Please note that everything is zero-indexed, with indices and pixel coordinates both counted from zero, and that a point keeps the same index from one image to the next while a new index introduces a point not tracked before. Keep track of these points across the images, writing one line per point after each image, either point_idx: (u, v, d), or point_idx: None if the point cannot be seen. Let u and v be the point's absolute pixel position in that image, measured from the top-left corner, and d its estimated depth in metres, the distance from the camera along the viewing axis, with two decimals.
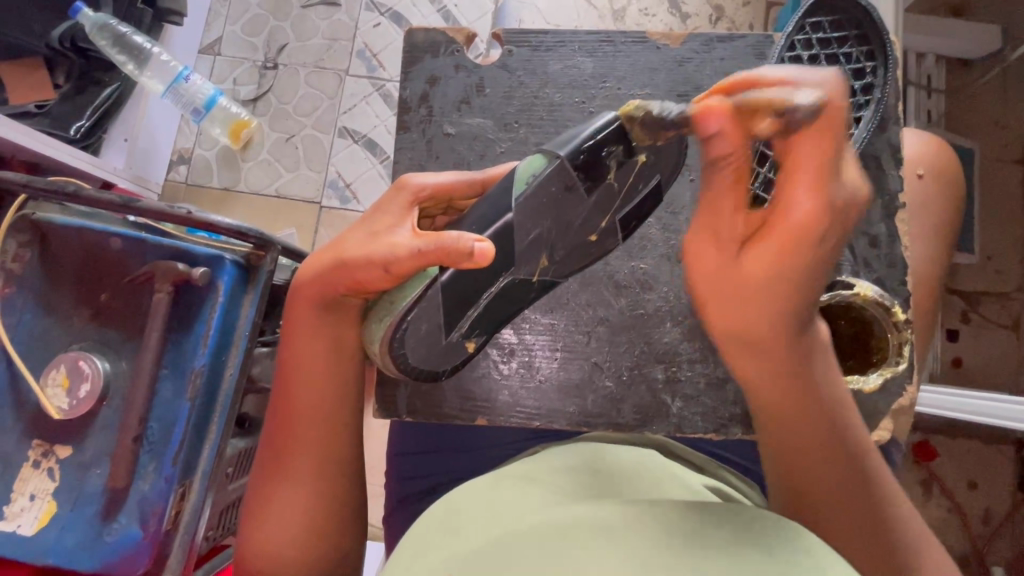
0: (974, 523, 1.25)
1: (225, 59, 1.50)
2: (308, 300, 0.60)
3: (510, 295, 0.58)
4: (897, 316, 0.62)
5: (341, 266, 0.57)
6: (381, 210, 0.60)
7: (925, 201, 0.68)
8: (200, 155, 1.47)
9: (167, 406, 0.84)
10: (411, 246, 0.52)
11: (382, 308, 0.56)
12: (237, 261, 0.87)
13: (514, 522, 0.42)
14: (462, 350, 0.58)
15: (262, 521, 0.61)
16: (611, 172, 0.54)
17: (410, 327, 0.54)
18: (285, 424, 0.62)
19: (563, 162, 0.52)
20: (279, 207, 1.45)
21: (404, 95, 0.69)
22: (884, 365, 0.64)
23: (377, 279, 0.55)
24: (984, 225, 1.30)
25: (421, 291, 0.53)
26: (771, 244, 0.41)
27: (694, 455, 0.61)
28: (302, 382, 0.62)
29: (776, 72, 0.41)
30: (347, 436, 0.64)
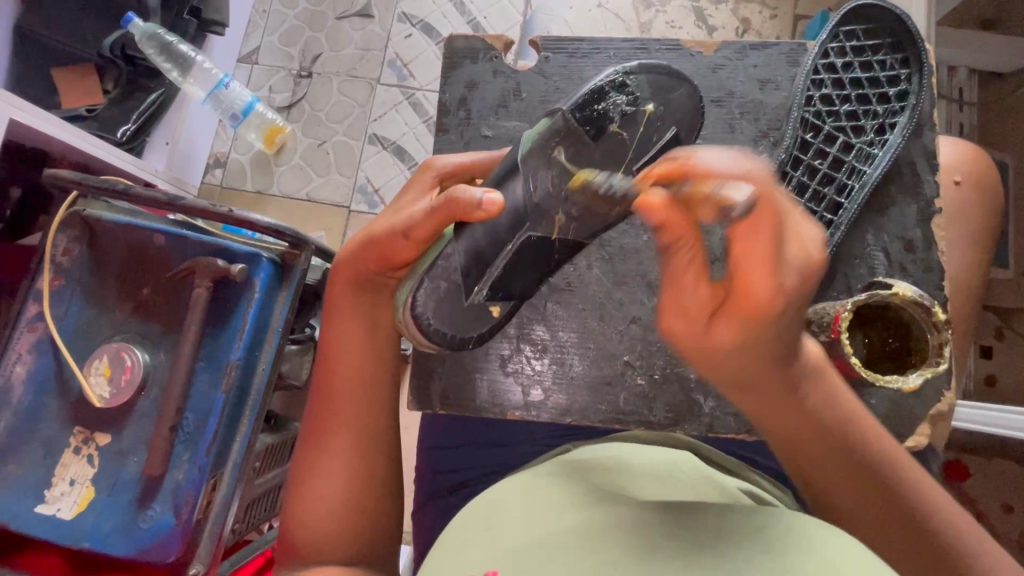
0: (1009, 547, 1.21)
1: (263, 67, 1.56)
2: (344, 280, 0.64)
3: (532, 258, 0.60)
4: (938, 316, 0.59)
5: (370, 240, 0.60)
6: (410, 192, 0.64)
7: (962, 208, 0.67)
8: (236, 159, 1.52)
9: (202, 397, 0.87)
10: (425, 209, 0.55)
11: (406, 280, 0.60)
12: (272, 258, 0.90)
13: (554, 522, 0.42)
14: (487, 316, 0.61)
15: (303, 503, 0.61)
16: (615, 124, 0.56)
17: (427, 288, 0.58)
18: (324, 399, 0.64)
19: (564, 113, 0.55)
20: (310, 210, 1.49)
21: (443, 98, 0.72)
22: (924, 366, 0.61)
23: (398, 246, 0.58)
24: (1019, 240, 1.28)
25: (434, 258, 0.57)
26: (733, 321, 0.43)
27: (725, 458, 0.60)
28: (341, 358, 0.64)
29: (710, 160, 0.39)
30: (385, 412, 0.65)
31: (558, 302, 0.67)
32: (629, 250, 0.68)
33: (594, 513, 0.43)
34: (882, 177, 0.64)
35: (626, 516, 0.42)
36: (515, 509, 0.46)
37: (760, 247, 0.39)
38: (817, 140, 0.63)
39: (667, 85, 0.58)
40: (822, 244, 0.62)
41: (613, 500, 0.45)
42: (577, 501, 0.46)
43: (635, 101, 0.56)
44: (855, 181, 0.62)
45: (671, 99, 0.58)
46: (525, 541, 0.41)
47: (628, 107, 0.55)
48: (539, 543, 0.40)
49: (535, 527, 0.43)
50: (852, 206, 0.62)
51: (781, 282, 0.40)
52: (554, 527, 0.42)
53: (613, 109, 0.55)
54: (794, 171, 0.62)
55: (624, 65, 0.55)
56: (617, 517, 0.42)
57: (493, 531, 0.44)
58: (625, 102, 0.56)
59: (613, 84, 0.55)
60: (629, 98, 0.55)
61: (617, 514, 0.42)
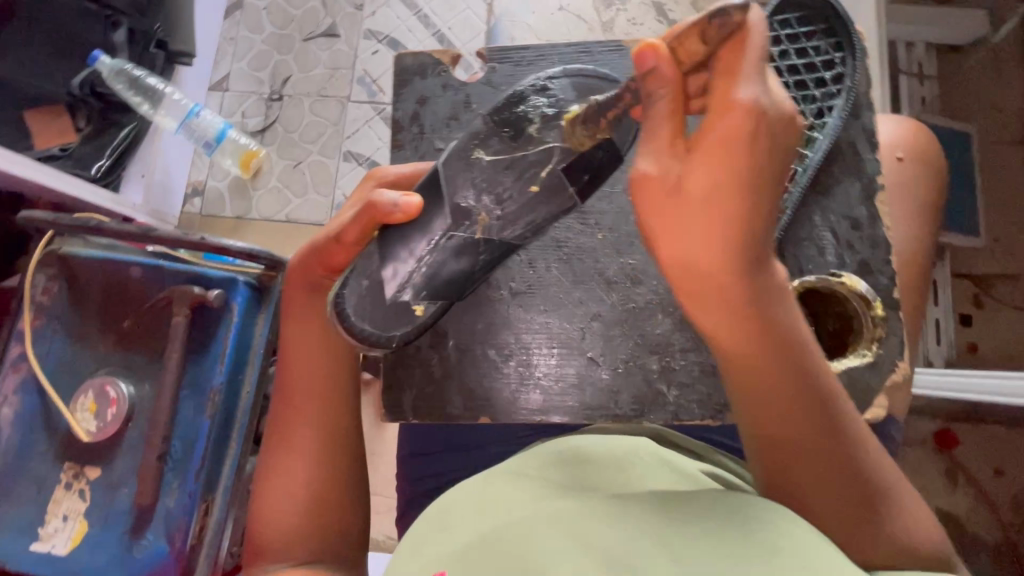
0: (1002, 510, 1.23)
1: (234, 94, 1.57)
2: (298, 285, 0.66)
3: (461, 256, 0.60)
4: (876, 313, 0.63)
5: (315, 246, 0.64)
6: (353, 204, 0.68)
7: (905, 182, 0.70)
8: (213, 187, 1.53)
9: (188, 423, 0.88)
10: (353, 214, 0.59)
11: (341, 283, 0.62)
12: (248, 281, 0.92)
13: (504, 516, 0.46)
14: (410, 314, 0.59)
15: (267, 502, 0.64)
16: (533, 124, 0.56)
17: (351, 287, 0.58)
18: (287, 399, 0.66)
19: (484, 116, 0.57)
20: (290, 231, 1.51)
21: (396, 115, 0.73)
22: (850, 355, 0.64)
23: (334, 250, 0.61)
24: (988, 207, 1.29)
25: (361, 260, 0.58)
26: (703, 162, 0.41)
27: (691, 443, 0.64)
28: (300, 357, 0.66)
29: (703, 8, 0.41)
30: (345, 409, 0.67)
31: (523, 309, 0.69)
32: (586, 249, 0.69)
33: (550, 506, 0.45)
34: (824, 159, 0.65)
35: (580, 508, 0.45)
36: (477, 507, 0.49)
37: (734, 126, 0.40)
38: None
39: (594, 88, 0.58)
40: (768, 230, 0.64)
41: (571, 492, 0.48)
42: (537, 494, 0.48)
43: (555, 102, 0.56)
44: (799, 164, 0.64)
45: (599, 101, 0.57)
46: (481, 535, 0.44)
47: (549, 110, 0.56)
48: (492, 536, 0.44)
49: (492, 522, 0.46)
50: (797, 189, 0.63)
51: (756, 113, 0.40)
52: (507, 519, 0.45)
53: (534, 112, 0.56)
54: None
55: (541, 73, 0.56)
56: (572, 508, 0.45)
57: (454, 525, 0.47)
58: (546, 105, 0.56)
59: (534, 88, 0.56)
60: (547, 100, 0.56)
61: (572, 507, 0.45)
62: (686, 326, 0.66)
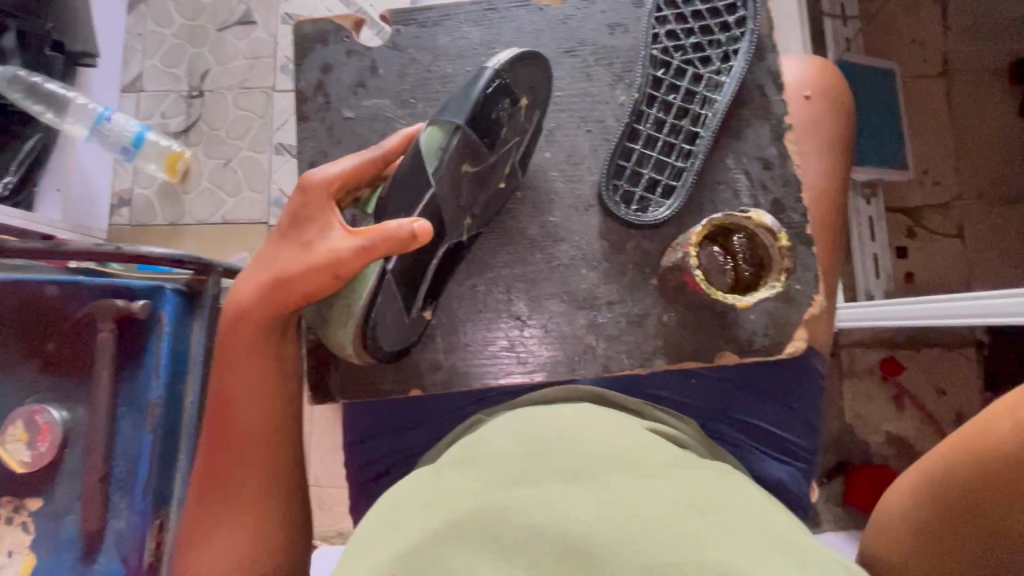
0: (947, 426, 1.31)
1: (149, 94, 1.49)
2: (247, 328, 0.59)
3: (444, 264, 0.64)
4: (785, 243, 0.60)
5: (280, 283, 0.55)
6: (289, 207, 0.56)
7: (815, 119, 0.71)
8: (140, 194, 1.46)
9: (130, 441, 0.85)
10: (354, 247, 0.53)
11: (336, 303, 0.58)
12: (177, 288, 0.88)
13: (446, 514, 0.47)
14: (421, 323, 0.64)
15: (201, 550, 0.62)
16: (505, 126, 0.59)
17: (376, 323, 0.58)
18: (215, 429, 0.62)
19: (462, 131, 0.56)
20: (228, 233, 1.45)
21: (299, 86, 0.70)
22: (760, 288, 0.62)
23: (322, 284, 0.55)
24: (916, 141, 1.33)
25: (375, 286, 0.56)
26: None
27: (629, 400, 0.64)
28: (234, 390, 0.61)
29: None
30: (277, 452, 0.64)
31: (452, 282, 0.68)
32: (508, 212, 0.68)
33: (516, 492, 0.47)
34: (733, 104, 0.66)
35: (546, 495, 0.47)
36: (435, 496, 0.50)
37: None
38: (668, 76, 0.65)
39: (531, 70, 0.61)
40: (683, 175, 0.64)
41: (539, 476, 0.49)
42: (495, 479, 0.50)
43: (514, 100, 0.59)
44: (708, 109, 0.65)
45: (535, 84, 0.62)
46: (446, 525, 0.46)
47: (513, 107, 0.60)
48: (461, 525, 0.45)
49: (457, 509, 0.47)
50: (706, 134, 0.64)
51: None
52: (473, 508, 0.46)
53: (501, 115, 0.59)
54: (648, 109, 0.65)
55: (497, 66, 0.57)
56: (535, 497, 0.47)
57: (415, 514, 0.49)
58: (508, 104, 0.59)
59: (494, 88, 0.58)
60: (510, 100, 0.59)
61: (522, 497, 0.46)
62: (611, 278, 0.66)
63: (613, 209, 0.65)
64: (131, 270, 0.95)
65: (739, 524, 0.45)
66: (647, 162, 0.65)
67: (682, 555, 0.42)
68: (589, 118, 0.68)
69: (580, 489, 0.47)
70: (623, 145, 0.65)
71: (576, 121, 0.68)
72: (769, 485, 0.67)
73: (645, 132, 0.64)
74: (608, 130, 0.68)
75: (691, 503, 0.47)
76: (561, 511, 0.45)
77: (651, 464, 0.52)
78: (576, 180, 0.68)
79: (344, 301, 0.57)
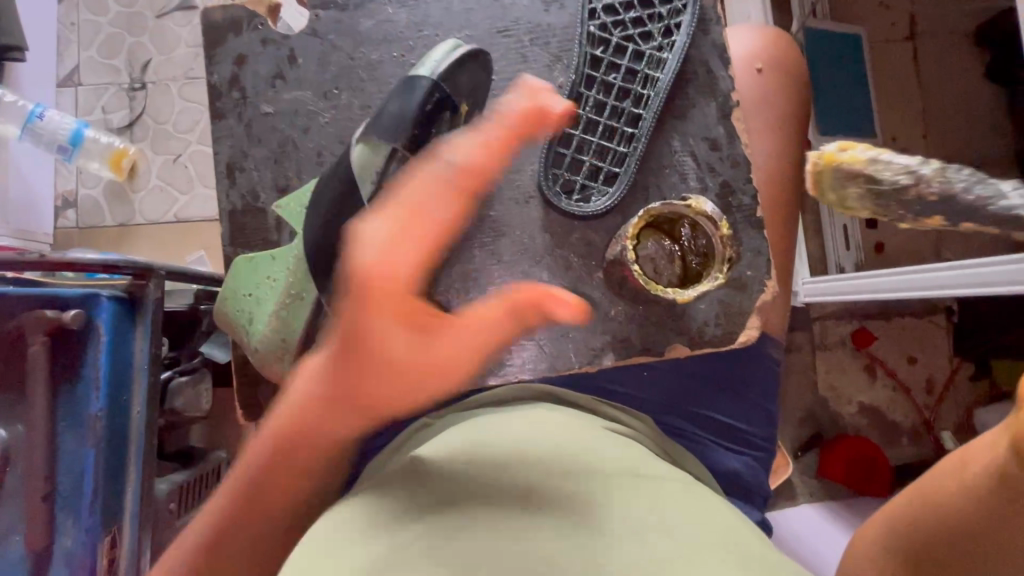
0: (917, 394, 1.31)
1: (88, 88, 1.40)
2: (458, 346, 0.54)
3: None
4: (727, 232, 0.62)
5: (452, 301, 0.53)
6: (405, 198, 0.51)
7: (762, 94, 0.69)
8: (86, 195, 1.38)
9: (72, 457, 0.81)
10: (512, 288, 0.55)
11: (271, 336, 0.60)
12: (114, 295, 0.83)
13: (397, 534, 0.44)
14: None
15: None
16: (445, 138, 0.59)
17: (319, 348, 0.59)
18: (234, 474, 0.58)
19: (402, 151, 0.57)
20: (181, 232, 1.38)
21: (212, 81, 0.68)
22: (703, 280, 0.63)
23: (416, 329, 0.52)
24: (885, 108, 1.29)
25: (308, 317, 0.59)
26: None
27: (579, 397, 0.64)
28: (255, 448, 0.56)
29: None
30: (314, 509, 0.58)
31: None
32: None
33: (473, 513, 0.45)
34: (676, 82, 0.65)
35: (502, 517, 0.45)
36: (381, 514, 0.47)
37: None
38: (608, 54, 0.64)
39: (479, 79, 0.62)
40: (625, 161, 0.64)
41: (497, 488, 0.48)
42: (447, 496, 0.47)
43: (455, 113, 0.59)
44: (650, 90, 0.64)
45: (477, 94, 0.62)
46: (396, 550, 0.42)
47: (454, 121, 0.60)
48: (412, 549, 0.42)
49: (407, 532, 0.44)
50: (649, 115, 0.64)
51: None
52: (424, 531, 0.44)
53: (443, 131, 0.59)
54: (587, 90, 0.64)
55: (436, 80, 0.58)
56: (489, 516, 0.44)
57: (361, 534, 0.45)
58: (449, 118, 0.59)
59: (432, 102, 0.58)
60: (450, 114, 0.59)
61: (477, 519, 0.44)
62: (558, 269, 0.64)
63: (553, 200, 0.64)
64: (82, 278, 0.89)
65: (704, 537, 0.45)
66: (587, 148, 0.64)
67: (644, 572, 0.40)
68: None
69: (538, 508, 0.46)
70: (560, 129, 0.64)
71: None
72: (721, 474, 0.66)
73: (584, 115, 0.64)
74: None
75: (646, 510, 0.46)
76: (518, 532, 0.43)
77: (612, 473, 0.51)
78: (513, 168, 0.65)
79: (278, 334, 0.60)
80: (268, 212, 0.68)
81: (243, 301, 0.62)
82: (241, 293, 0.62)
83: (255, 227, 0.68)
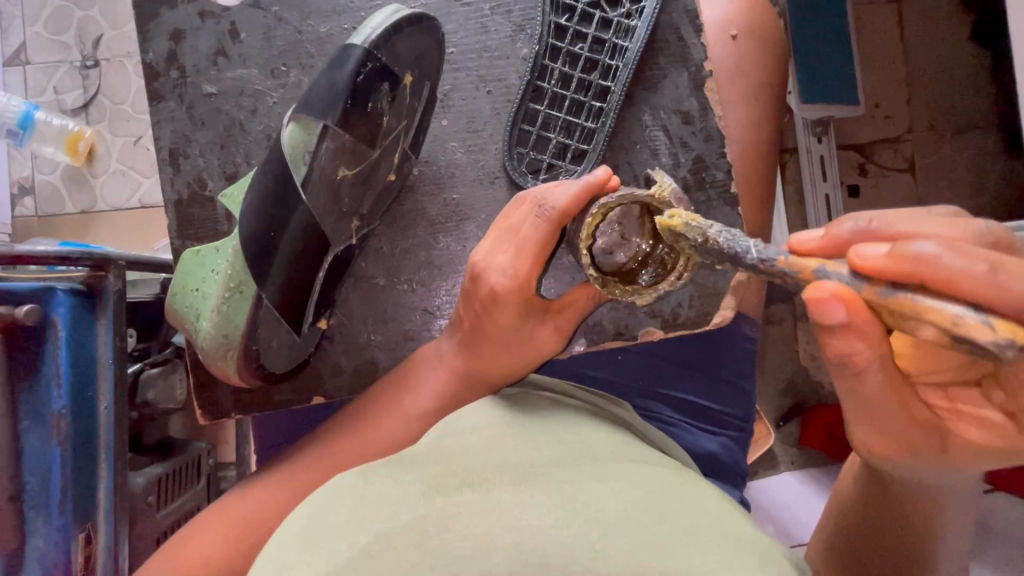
0: None
1: (37, 66, 1.27)
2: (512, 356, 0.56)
3: (338, 270, 0.61)
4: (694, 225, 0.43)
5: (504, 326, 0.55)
6: (525, 230, 0.51)
7: (739, 62, 0.65)
8: (43, 181, 1.27)
9: (38, 456, 0.75)
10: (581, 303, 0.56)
11: (213, 334, 0.56)
12: (72, 288, 0.76)
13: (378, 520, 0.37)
14: (316, 334, 0.63)
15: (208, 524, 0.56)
16: (386, 112, 0.56)
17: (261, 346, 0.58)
18: (295, 466, 0.58)
19: (333, 130, 0.54)
20: (148, 216, 1.27)
21: (148, 59, 0.66)
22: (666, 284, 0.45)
23: (539, 340, 0.56)
24: (867, 74, 1.27)
25: (251, 312, 0.56)
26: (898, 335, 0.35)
27: (556, 384, 0.59)
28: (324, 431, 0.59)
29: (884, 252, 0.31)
30: None
31: (353, 278, 0.65)
32: (407, 191, 0.65)
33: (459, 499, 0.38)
34: (645, 50, 0.64)
35: (492, 501, 0.38)
36: (363, 498, 0.40)
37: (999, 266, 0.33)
38: (572, 22, 0.62)
39: (424, 45, 0.58)
40: (594, 136, 0.63)
41: (482, 475, 0.41)
42: (434, 481, 0.41)
43: (395, 84, 0.56)
44: (619, 60, 0.62)
45: (421, 61, 0.58)
46: (380, 539, 0.36)
47: (395, 93, 0.56)
48: (397, 538, 0.35)
49: (394, 517, 0.37)
50: (618, 88, 0.62)
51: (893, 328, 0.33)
52: (410, 516, 0.37)
53: (382, 105, 0.56)
54: (552, 63, 0.63)
55: (372, 46, 0.53)
56: (477, 499, 0.39)
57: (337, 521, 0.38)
58: (388, 90, 0.56)
59: (367, 73, 0.54)
60: (390, 85, 0.55)
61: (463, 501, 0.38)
62: None
63: (519, 180, 0.64)
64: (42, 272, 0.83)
65: (712, 525, 0.39)
66: (553, 125, 0.64)
67: (648, 559, 0.34)
68: (487, 77, 0.65)
69: (529, 491, 0.39)
70: (526, 106, 0.64)
71: (474, 81, 0.65)
72: (700, 458, 0.65)
73: (549, 89, 0.63)
74: (508, 89, 0.65)
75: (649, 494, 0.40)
76: (511, 519, 0.36)
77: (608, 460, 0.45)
78: (477, 149, 0.65)
79: (220, 331, 0.56)
80: (217, 202, 0.66)
81: (191, 297, 0.58)
82: (189, 288, 0.59)
83: (203, 218, 0.66)
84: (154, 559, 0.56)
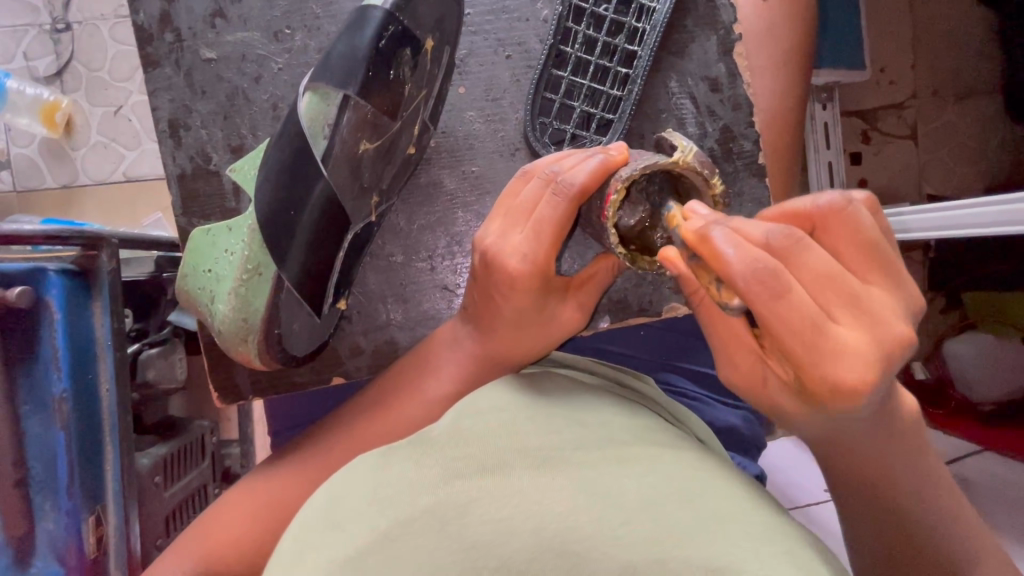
0: None
1: (2, 30, 1.17)
2: (530, 338, 0.54)
3: (359, 247, 0.59)
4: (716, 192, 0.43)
5: (524, 312, 0.52)
6: (541, 209, 0.48)
7: (769, 26, 0.63)
8: (20, 155, 1.20)
9: (41, 443, 0.72)
10: (595, 282, 0.55)
11: (232, 316, 0.54)
12: (63, 268, 0.71)
13: (398, 497, 0.34)
14: (335, 315, 0.61)
15: (239, 494, 0.56)
16: (408, 81, 0.54)
17: (284, 326, 0.56)
18: (318, 453, 0.57)
19: (355, 101, 0.52)
20: (135, 193, 1.22)
21: (139, 21, 0.61)
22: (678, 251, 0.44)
23: (561, 317, 0.54)
24: (875, 36, 1.23)
25: (271, 294, 0.54)
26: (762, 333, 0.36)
27: (581, 361, 0.56)
28: (348, 406, 0.59)
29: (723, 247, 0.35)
30: None
31: (370, 256, 0.64)
32: (422, 164, 0.63)
33: (482, 483, 0.34)
34: (671, 13, 0.61)
35: (512, 484, 0.34)
36: (383, 478, 0.36)
37: (827, 277, 0.34)
38: None
39: (445, 7, 0.54)
40: (620, 105, 0.61)
41: (507, 458, 0.36)
42: (464, 450, 0.37)
43: (416, 50, 0.53)
44: (645, 22, 0.60)
45: (444, 25, 0.55)
46: (399, 523, 0.32)
47: (417, 60, 0.53)
48: (414, 522, 0.32)
49: (413, 500, 0.34)
50: (644, 53, 0.60)
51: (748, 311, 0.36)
52: (430, 498, 0.33)
53: (404, 72, 0.53)
54: (575, 25, 0.60)
55: (392, 9, 0.51)
56: (501, 482, 0.34)
57: (365, 493, 0.35)
58: (410, 56, 0.53)
59: (389, 38, 0.51)
60: (412, 51, 0.53)
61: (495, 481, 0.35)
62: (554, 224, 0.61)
63: (542, 152, 0.61)
64: (23, 250, 0.76)
65: (749, 511, 0.35)
66: (577, 93, 0.61)
67: (674, 547, 0.30)
68: (506, 41, 0.63)
69: (551, 474, 0.35)
70: (550, 73, 0.61)
71: (492, 45, 0.63)
72: (721, 431, 0.66)
73: (573, 55, 0.60)
74: (529, 54, 0.63)
75: (693, 475, 0.37)
76: (532, 503, 0.33)
77: (637, 438, 0.40)
78: (497, 119, 0.63)
79: (238, 315, 0.54)
80: (223, 177, 0.63)
81: (204, 278, 0.56)
82: (201, 269, 0.56)
83: (209, 193, 0.63)
84: (183, 536, 0.56)
